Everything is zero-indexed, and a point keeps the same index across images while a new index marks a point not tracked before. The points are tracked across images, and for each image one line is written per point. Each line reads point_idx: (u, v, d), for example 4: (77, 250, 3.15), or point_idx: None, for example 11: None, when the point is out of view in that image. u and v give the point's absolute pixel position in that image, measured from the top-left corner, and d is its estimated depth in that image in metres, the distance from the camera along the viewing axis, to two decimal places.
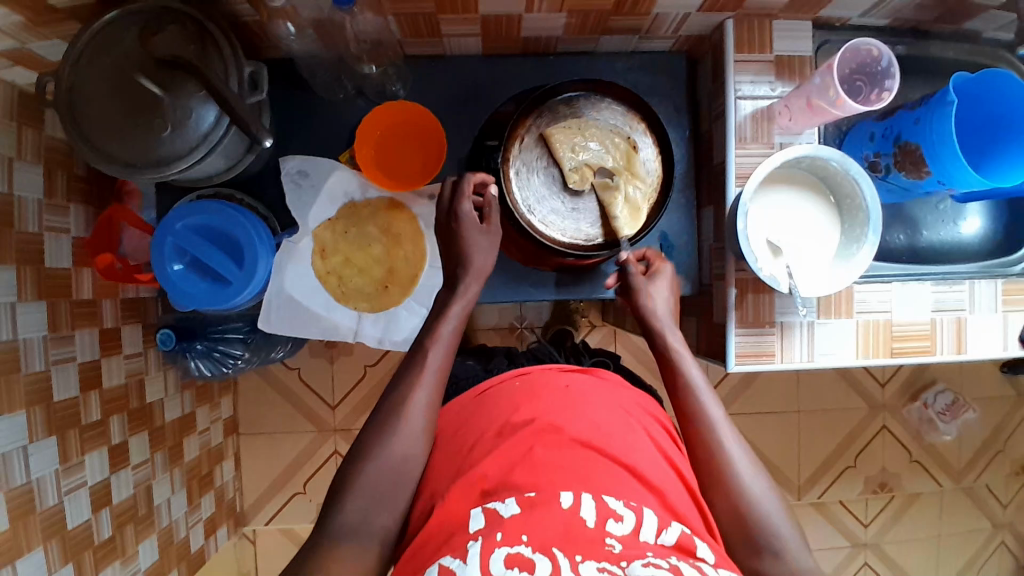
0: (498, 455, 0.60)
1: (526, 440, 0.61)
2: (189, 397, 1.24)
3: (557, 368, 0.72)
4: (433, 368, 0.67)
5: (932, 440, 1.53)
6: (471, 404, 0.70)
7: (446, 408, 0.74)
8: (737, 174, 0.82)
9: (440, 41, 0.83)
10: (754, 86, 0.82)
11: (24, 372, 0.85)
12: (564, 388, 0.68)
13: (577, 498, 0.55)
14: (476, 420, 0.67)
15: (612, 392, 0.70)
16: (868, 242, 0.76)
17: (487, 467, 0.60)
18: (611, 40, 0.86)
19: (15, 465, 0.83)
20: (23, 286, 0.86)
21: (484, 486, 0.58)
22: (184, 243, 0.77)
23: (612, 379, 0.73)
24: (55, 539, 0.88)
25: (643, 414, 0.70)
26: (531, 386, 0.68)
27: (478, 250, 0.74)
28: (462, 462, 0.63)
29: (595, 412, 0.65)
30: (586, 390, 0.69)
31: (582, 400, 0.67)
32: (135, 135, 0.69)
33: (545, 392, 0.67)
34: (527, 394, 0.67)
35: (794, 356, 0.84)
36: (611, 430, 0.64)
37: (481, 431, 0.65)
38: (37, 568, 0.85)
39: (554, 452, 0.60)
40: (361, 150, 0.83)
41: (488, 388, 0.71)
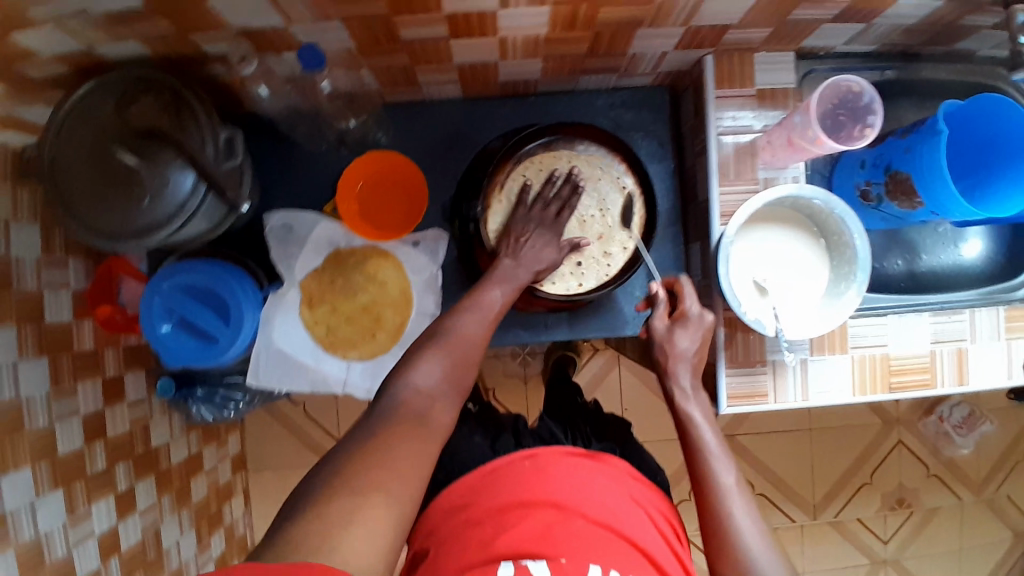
0: (514, 527, 0.63)
1: (547, 516, 0.64)
2: (195, 437, 1.26)
3: (562, 450, 0.72)
4: (489, 304, 0.69)
5: (950, 454, 1.50)
6: (479, 481, 0.70)
7: (447, 490, 0.71)
8: (721, 212, 0.81)
9: (419, 89, 0.83)
10: (735, 120, 0.82)
11: (28, 429, 0.87)
12: (576, 469, 0.70)
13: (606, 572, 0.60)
14: (483, 496, 0.68)
15: (619, 480, 0.71)
16: (857, 282, 0.74)
17: (504, 539, 0.62)
18: (591, 79, 0.85)
19: (23, 521, 0.84)
20: (25, 345, 0.87)
21: (501, 551, 0.61)
22: (171, 302, 0.78)
23: (619, 467, 0.73)
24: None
25: (651, 499, 0.73)
26: (540, 466, 0.70)
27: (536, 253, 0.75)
28: (477, 534, 0.64)
29: (608, 493, 0.69)
30: (594, 472, 0.70)
31: (591, 481, 0.69)
32: (114, 206, 0.69)
33: (560, 476, 0.68)
34: (537, 473, 0.69)
35: (787, 396, 0.83)
36: (624, 515, 0.67)
37: (488, 505, 0.66)
38: None
39: (574, 528, 0.63)
40: (345, 203, 0.83)
41: (495, 466, 0.71)
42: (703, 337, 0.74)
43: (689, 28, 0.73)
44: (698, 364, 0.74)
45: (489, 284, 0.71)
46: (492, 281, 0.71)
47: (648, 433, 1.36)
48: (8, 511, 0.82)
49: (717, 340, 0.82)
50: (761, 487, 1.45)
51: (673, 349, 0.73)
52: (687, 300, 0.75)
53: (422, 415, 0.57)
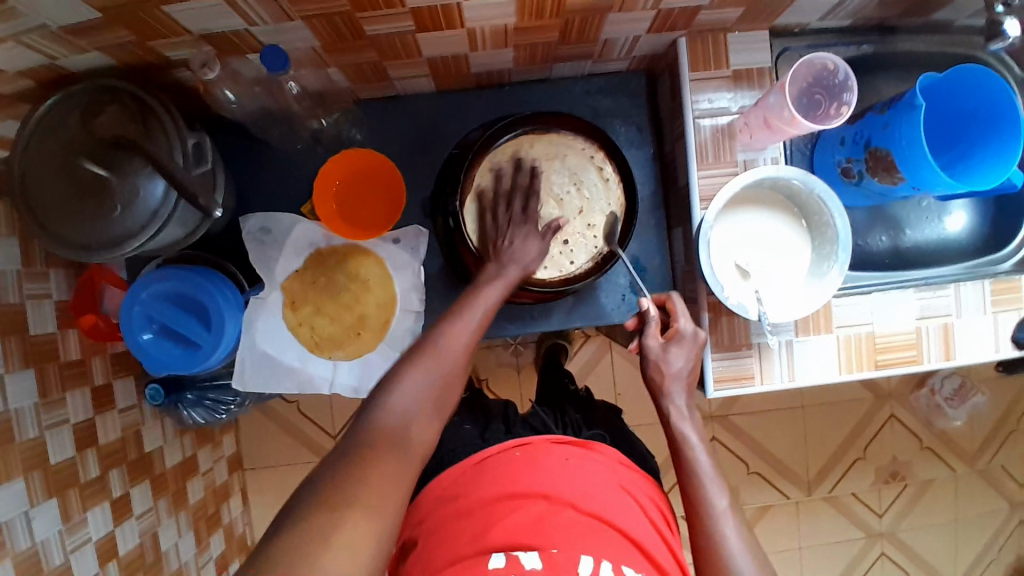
0: (502, 518, 0.62)
1: (538, 508, 0.64)
2: (190, 440, 1.26)
3: (553, 439, 0.73)
4: (484, 305, 0.66)
5: (943, 426, 1.51)
6: (469, 473, 0.70)
7: (441, 475, 0.72)
8: (701, 196, 0.80)
9: (391, 83, 0.83)
10: (712, 103, 0.80)
11: (18, 440, 0.86)
12: (566, 461, 0.70)
13: (597, 562, 0.60)
14: (474, 487, 0.68)
15: (609, 467, 0.72)
16: (839, 261, 0.73)
17: (496, 532, 0.61)
18: (565, 67, 0.84)
19: (18, 531, 0.84)
20: (10, 358, 0.87)
21: (490, 542, 0.61)
22: (151, 311, 0.78)
23: (609, 455, 0.74)
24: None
25: (643, 493, 0.72)
26: (531, 458, 0.70)
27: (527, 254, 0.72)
28: (466, 528, 0.64)
29: (599, 486, 0.68)
30: (584, 464, 0.70)
31: (581, 472, 0.69)
32: (86, 218, 0.68)
33: (550, 469, 0.68)
34: (527, 465, 0.68)
35: (774, 376, 0.82)
36: (615, 504, 0.67)
37: (477, 497, 0.66)
38: None
39: (566, 521, 0.63)
40: (322, 205, 0.83)
41: (486, 457, 0.71)
42: (695, 355, 0.73)
43: (660, 12, 0.72)
44: (690, 382, 0.73)
45: (486, 284, 0.68)
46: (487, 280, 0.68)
47: (641, 418, 1.37)
48: (2, 522, 0.82)
49: (701, 325, 0.81)
50: (755, 466, 1.46)
51: (664, 368, 0.72)
52: (681, 318, 0.72)
53: (403, 425, 0.55)
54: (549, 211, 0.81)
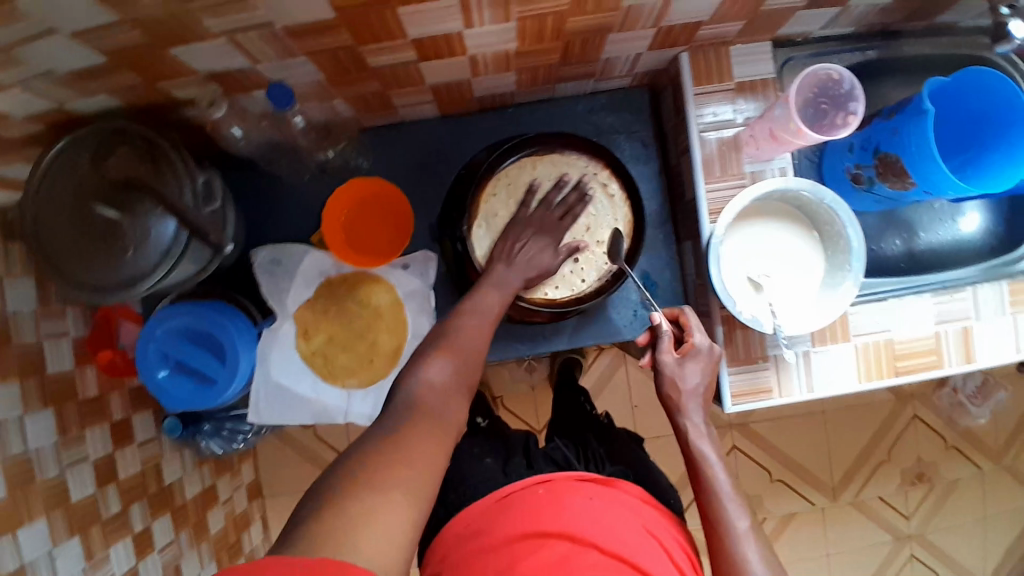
0: (526, 557, 0.62)
1: (562, 546, 0.63)
2: (208, 470, 1.26)
3: (575, 475, 0.72)
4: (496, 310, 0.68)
5: (966, 425, 1.48)
6: (492, 509, 0.69)
7: (462, 512, 0.72)
8: (709, 210, 0.79)
9: (395, 111, 0.83)
10: (716, 116, 0.80)
11: (40, 479, 0.87)
12: (590, 500, 0.69)
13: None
14: (496, 524, 0.67)
15: (632, 507, 0.71)
16: (852, 273, 0.73)
17: (522, 569, 0.61)
18: (568, 86, 0.84)
19: (43, 571, 0.84)
20: (30, 398, 0.88)
21: None
22: (166, 347, 0.78)
23: (631, 493, 0.73)
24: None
25: (665, 530, 0.71)
26: (554, 495, 0.69)
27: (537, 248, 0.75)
28: (490, 567, 0.63)
29: (623, 525, 0.67)
30: (608, 503, 0.69)
31: (605, 511, 0.68)
32: (100, 261, 0.68)
33: (574, 508, 0.67)
34: (550, 502, 0.68)
35: (792, 389, 0.80)
36: (639, 544, 0.66)
37: (500, 534, 0.66)
38: None
39: (591, 562, 0.62)
40: (330, 233, 0.83)
41: (507, 494, 0.70)
42: (710, 368, 0.71)
43: (661, 29, 0.72)
44: (706, 395, 0.72)
45: (486, 285, 0.70)
46: (488, 283, 0.70)
47: (659, 429, 1.35)
48: (27, 563, 0.82)
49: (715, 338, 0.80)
50: (777, 472, 1.44)
51: (679, 383, 0.70)
52: (694, 334, 0.71)
53: (439, 402, 0.57)
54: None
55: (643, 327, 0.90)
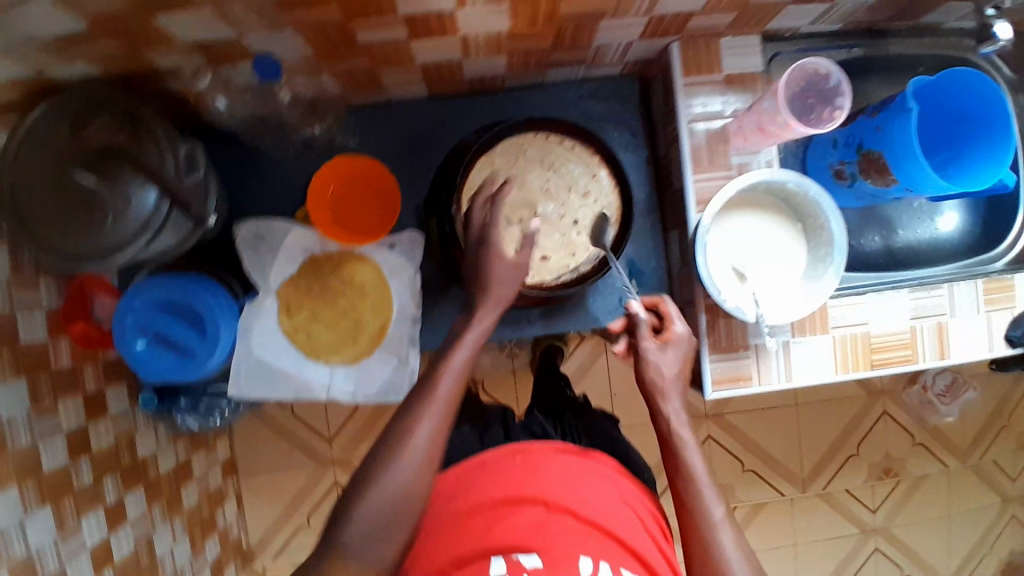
0: (504, 524, 0.63)
1: (538, 514, 0.64)
2: (184, 445, 1.25)
3: (553, 446, 0.73)
4: (455, 370, 0.63)
5: (934, 423, 1.52)
6: (469, 475, 0.70)
7: (440, 476, 0.73)
8: (696, 199, 0.79)
9: (383, 90, 0.82)
10: (706, 107, 0.81)
11: (11, 448, 0.86)
12: (567, 471, 0.70)
13: (597, 563, 0.60)
14: (474, 489, 0.68)
15: (608, 478, 0.72)
16: (834, 264, 0.74)
17: (498, 533, 0.62)
18: (559, 71, 0.84)
19: (12, 540, 0.84)
20: (2, 366, 0.87)
21: (491, 545, 0.62)
22: (145, 319, 0.77)
23: (606, 463, 0.74)
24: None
25: (638, 500, 0.73)
26: (532, 464, 0.70)
27: (500, 280, 0.67)
28: (466, 529, 0.65)
29: (600, 496, 0.68)
30: (586, 474, 0.70)
31: (582, 480, 0.69)
32: (78, 229, 0.67)
33: (551, 477, 0.68)
34: (528, 471, 0.69)
35: (771, 377, 0.82)
36: (614, 514, 0.67)
37: (479, 499, 0.67)
38: None
39: (565, 528, 0.63)
40: (317, 209, 0.83)
41: (484, 462, 0.71)
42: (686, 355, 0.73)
43: (653, 18, 0.73)
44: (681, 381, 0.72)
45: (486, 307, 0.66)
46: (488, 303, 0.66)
47: (637, 418, 1.37)
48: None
49: (699, 327, 0.80)
50: (749, 463, 1.47)
51: (655, 370, 0.71)
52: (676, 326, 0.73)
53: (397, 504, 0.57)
54: (545, 209, 0.79)
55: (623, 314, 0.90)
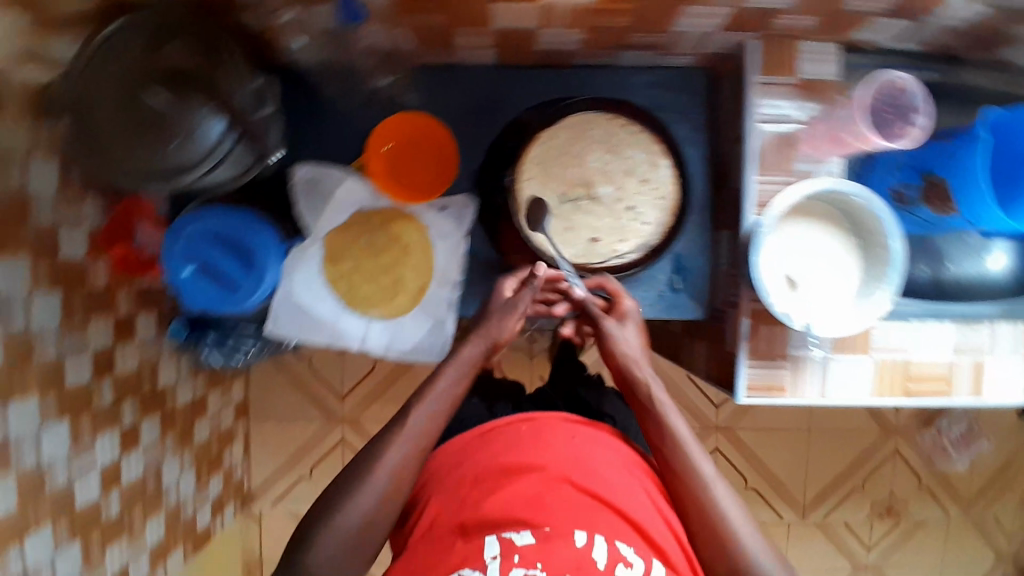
0: (499, 493, 0.64)
1: (538, 484, 0.65)
2: (202, 380, 1.27)
3: (560, 416, 0.73)
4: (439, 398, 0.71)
5: (945, 469, 1.51)
6: (473, 444, 0.71)
7: (441, 447, 0.74)
8: (758, 201, 0.78)
9: (452, 51, 0.81)
10: (775, 108, 0.79)
11: (38, 359, 0.89)
12: (573, 441, 0.70)
13: (592, 537, 0.61)
14: (479, 456, 0.69)
15: (614, 448, 0.72)
16: (889, 283, 0.73)
17: (496, 503, 0.63)
18: (631, 55, 0.82)
19: (26, 448, 0.87)
20: (38, 277, 0.89)
21: (487, 516, 0.63)
22: (192, 248, 0.78)
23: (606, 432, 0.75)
24: (65, 518, 0.94)
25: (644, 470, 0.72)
26: (537, 434, 0.70)
27: (499, 321, 0.75)
28: (467, 496, 0.66)
29: (605, 468, 0.68)
30: (592, 443, 0.71)
31: (586, 453, 0.69)
32: (144, 146, 0.66)
33: (555, 448, 0.69)
34: (533, 441, 0.69)
35: (805, 390, 0.81)
36: (621, 488, 0.67)
37: (482, 466, 0.68)
38: (45, 543, 0.90)
39: (563, 500, 0.64)
40: (372, 160, 0.83)
41: (492, 427, 0.72)
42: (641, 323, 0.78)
43: (737, 9, 0.71)
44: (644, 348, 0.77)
45: (472, 341, 0.74)
46: (476, 335, 0.75)
47: None
48: (13, 439, 0.84)
49: (740, 330, 0.78)
50: (753, 481, 1.45)
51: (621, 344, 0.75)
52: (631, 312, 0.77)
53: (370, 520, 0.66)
54: (600, 191, 0.77)
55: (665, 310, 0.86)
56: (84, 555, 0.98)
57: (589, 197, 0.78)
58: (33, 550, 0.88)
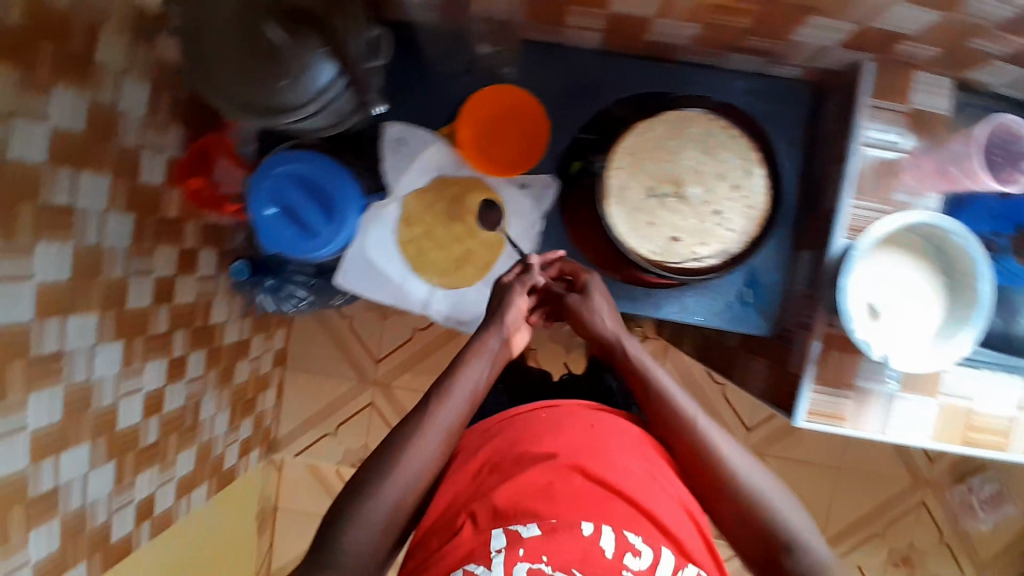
0: (512, 484, 0.63)
1: (546, 475, 0.64)
2: (249, 324, 1.30)
3: (585, 404, 0.74)
4: (469, 381, 0.75)
5: (967, 528, 1.46)
6: (493, 429, 0.74)
7: (469, 428, 0.77)
8: (849, 224, 0.77)
9: (560, 30, 0.79)
10: (882, 134, 0.77)
11: (103, 276, 0.91)
12: (590, 427, 0.71)
13: (599, 528, 0.60)
14: (503, 435, 0.71)
15: (635, 436, 0.72)
16: (973, 326, 0.71)
17: (505, 493, 0.63)
18: (740, 58, 0.80)
19: (78, 362, 0.88)
20: (115, 196, 0.91)
21: (499, 509, 0.62)
22: (279, 188, 0.79)
23: (618, 423, 0.73)
24: (103, 436, 0.95)
25: (658, 457, 0.71)
26: (556, 419, 0.71)
27: (513, 311, 0.81)
28: (488, 481, 0.66)
29: (625, 457, 0.68)
30: (611, 428, 0.71)
31: (607, 443, 0.69)
32: (255, 82, 0.68)
33: (569, 427, 0.69)
34: (550, 426, 0.70)
35: (865, 423, 0.79)
36: (639, 477, 0.66)
37: (504, 452, 0.69)
38: (79, 462, 0.90)
39: (573, 487, 0.63)
40: (462, 129, 0.82)
41: (516, 413, 0.74)
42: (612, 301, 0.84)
43: (863, 27, 0.69)
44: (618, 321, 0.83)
45: (490, 332, 0.79)
46: (490, 328, 0.79)
47: None
48: (67, 350, 0.86)
49: (810, 353, 0.77)
50: None
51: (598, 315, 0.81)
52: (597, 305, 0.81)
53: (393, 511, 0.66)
54: (690, 190, 0.76)
55: (729, 322, 0.86)
56: (116, 475, 0.99)
57: (678, 195, 0.76)
58: (66, 466, 0.88)
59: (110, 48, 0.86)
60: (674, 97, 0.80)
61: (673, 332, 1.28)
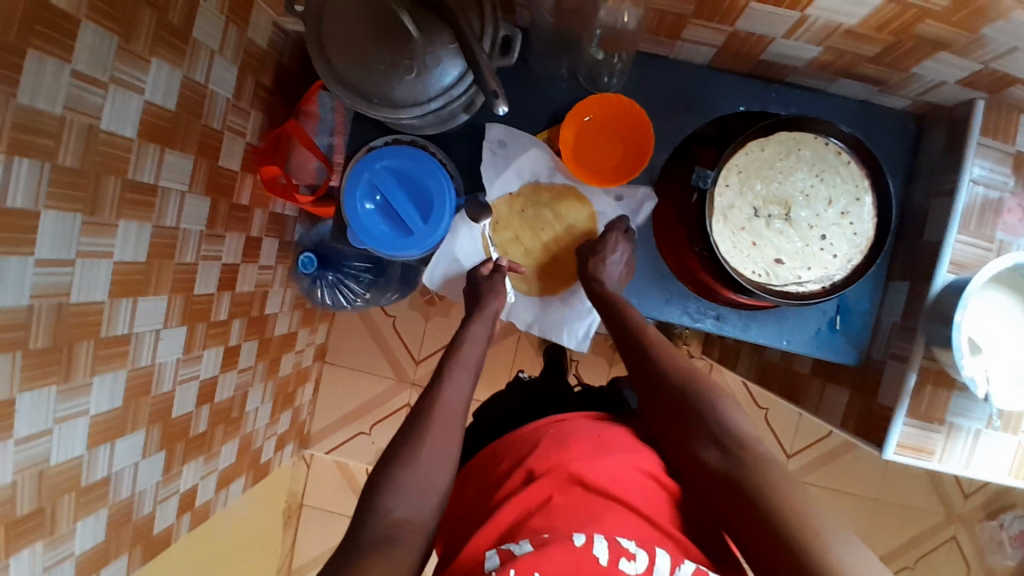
0: (517, 501, 0.65)
1: (548, 489, 0.65)
2: (297, 317, 1.30)
3: (588, 419, 0.76)
4: (466, 359, 0.74)
5: (993, 564, 1.45)
6: (502, 447, 0.75)
7: (484, 448, 0.78)
8: (952, 259, 0.76)
9: (674, 43, 0.80)
10: (990, 172, 0.76)
11: (177, 261, 0.88)
12: (596, 438, 0.72)
13: (590, 538, 0.59)
14: (516, 449, 0.73)
15: (634, 443, 0.72)
16: None
17: (507, 511, 0.64)
18: (849, 84, 0.81)
19: (145, 345, 0.85)
20: (196, 179, 0.89)
21: (499, 532, 0.63)
22: (378, 182, 0.79)
23: (613, 430, 0.74)
24: (158, 424, 0.92)
25: (647, 452, 0.71)
26: (563, 435, 0.72)
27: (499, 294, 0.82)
28: (488, 501, 0.69)
29: (621, 465, 0.68)
30: (617, 438, 0.72)
31: (609, 451, 0.69)
32: (379, 72, 0.68)
33: (576, 442, 0.71)
34: (558, 442, 0.71)
35: (952, 459, 0.78)
36: (634, 484, 0.66)
37: (514, 457, 0.72)
38: (135, 447, 0.87)
39: (572, 501, 0.64)
40: (565, 132, 0.82)
41: (522, 433, 0.75)
42: (631, 260, 0.84)
43: (985, 68, 0.69)
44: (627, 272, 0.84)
45: (472, 321, 0.79)
46: (477, 315, 0.79)
47: None
48: (137, 332, 0.83)
49: (906, 385, 0.77)
50: None
51: (608, 271, 0.82)
52: (610, 251, 0.82)
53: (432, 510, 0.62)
54: (798, 213, 0.76)
55: (815, 349, 0.86)
56: (165, 464, 0.96)
57: (785, 218, 0.76)
58: (122, 452, 0.85)
59: (208, 26, 0.84)
60: (788, 116, 0.78)
61: (724, 352, 1.28)
